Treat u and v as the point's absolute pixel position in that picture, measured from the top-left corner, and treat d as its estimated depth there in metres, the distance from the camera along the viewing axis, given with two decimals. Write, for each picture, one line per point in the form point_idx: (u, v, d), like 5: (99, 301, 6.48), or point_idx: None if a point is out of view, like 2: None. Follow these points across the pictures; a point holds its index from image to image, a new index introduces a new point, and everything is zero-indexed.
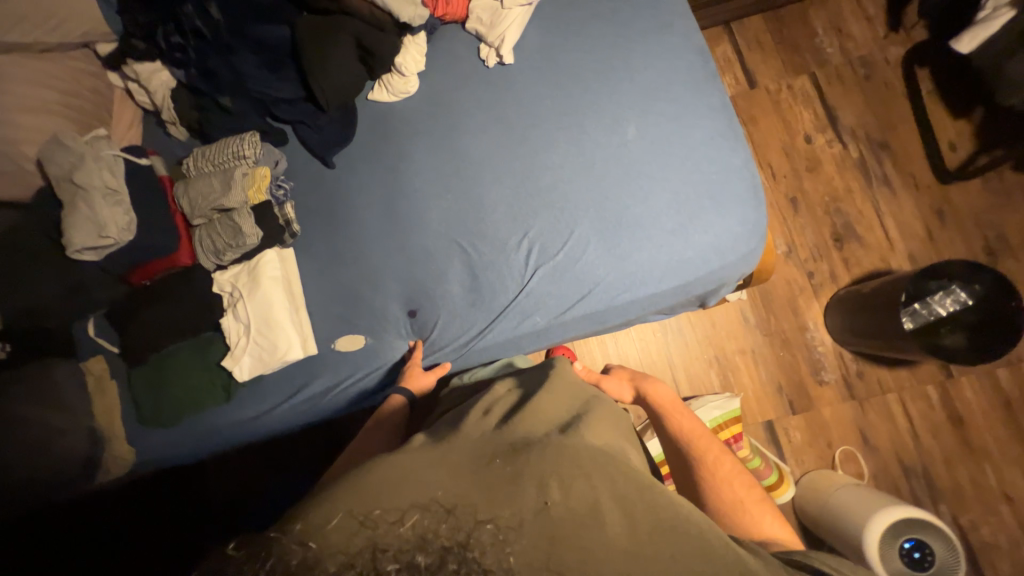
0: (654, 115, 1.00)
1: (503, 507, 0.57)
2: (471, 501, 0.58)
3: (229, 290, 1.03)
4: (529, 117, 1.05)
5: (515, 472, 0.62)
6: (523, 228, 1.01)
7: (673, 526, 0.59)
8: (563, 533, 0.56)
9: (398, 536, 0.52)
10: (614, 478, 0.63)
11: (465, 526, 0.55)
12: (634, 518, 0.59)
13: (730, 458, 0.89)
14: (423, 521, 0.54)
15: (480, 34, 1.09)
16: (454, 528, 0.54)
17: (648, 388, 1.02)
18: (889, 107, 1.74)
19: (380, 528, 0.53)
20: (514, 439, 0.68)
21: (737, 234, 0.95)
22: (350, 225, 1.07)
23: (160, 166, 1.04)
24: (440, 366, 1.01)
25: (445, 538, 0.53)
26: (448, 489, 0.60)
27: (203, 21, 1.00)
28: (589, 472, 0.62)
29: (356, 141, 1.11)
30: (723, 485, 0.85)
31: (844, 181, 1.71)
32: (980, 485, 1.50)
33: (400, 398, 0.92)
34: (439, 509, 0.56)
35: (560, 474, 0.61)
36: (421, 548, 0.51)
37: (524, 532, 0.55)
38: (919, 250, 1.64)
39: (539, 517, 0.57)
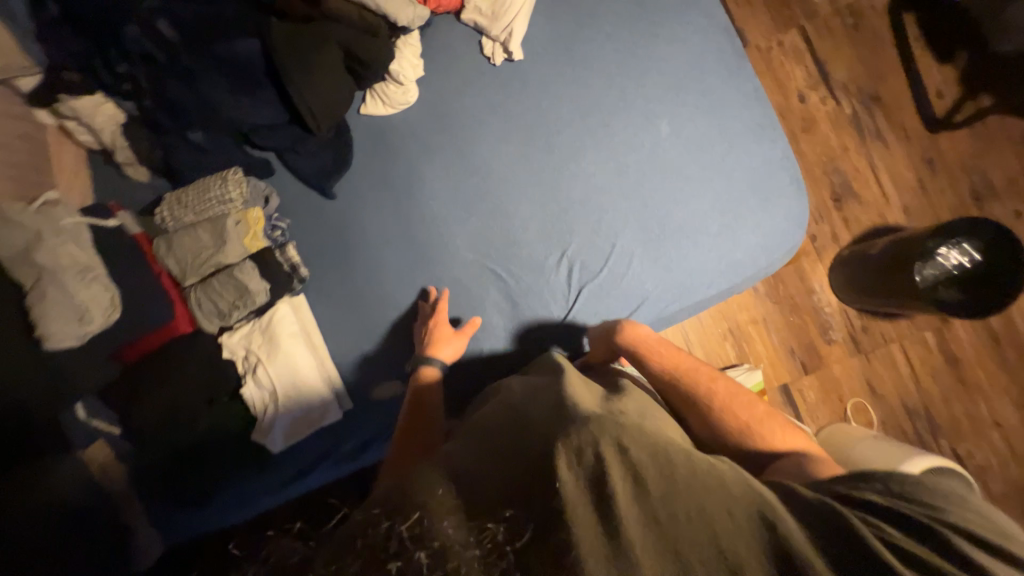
0: (687, 109, 0.93)
1: (510, 508, 0.53)
2: (478, 501, 0.55)
3: (242, 354, 0.91)
4: (548, 121, 0.96)
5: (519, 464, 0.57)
6: (560, 246, 0.94)
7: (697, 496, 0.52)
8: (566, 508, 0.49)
9: (398, 534, 0.49)
10: (618, 442, 0.53)
11: (471, 521, 0.52)
12: (647, 496, 0.51)
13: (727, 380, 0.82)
14: (423, 520, 0.51)
15: (480, 27, 0.97)
16: (459, 524, 0.51)
17: (627, 333, 0.86)
18: (878, 57, 1.71)
19: (377, 526, 0.51)
20: (528, 434, 0.62)
21: (784, 230, 0.91)
22: (368, 263, 0.97)
23: (131, 223, 0.90)
24: (472, 322, 0.92)
25: (439, 541, 0.48)
26: (455, 488, 0.56)
27: (154, 42, 0.81)
28: (596, 444, 0.53)
29: (356, 165, 0.98)
30: (731, 415, 0.78)
31: (839, 139, 1.70)
32: (973, 416, 1.64)
33: (428, 374, 0.86)
34: (437, 506, 0.54)
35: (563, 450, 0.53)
36: (421, 545, 0.48)
37: (534, 521, 0.51)
38: (913, 203, 1.67)
39: (542, 501, 0.52)
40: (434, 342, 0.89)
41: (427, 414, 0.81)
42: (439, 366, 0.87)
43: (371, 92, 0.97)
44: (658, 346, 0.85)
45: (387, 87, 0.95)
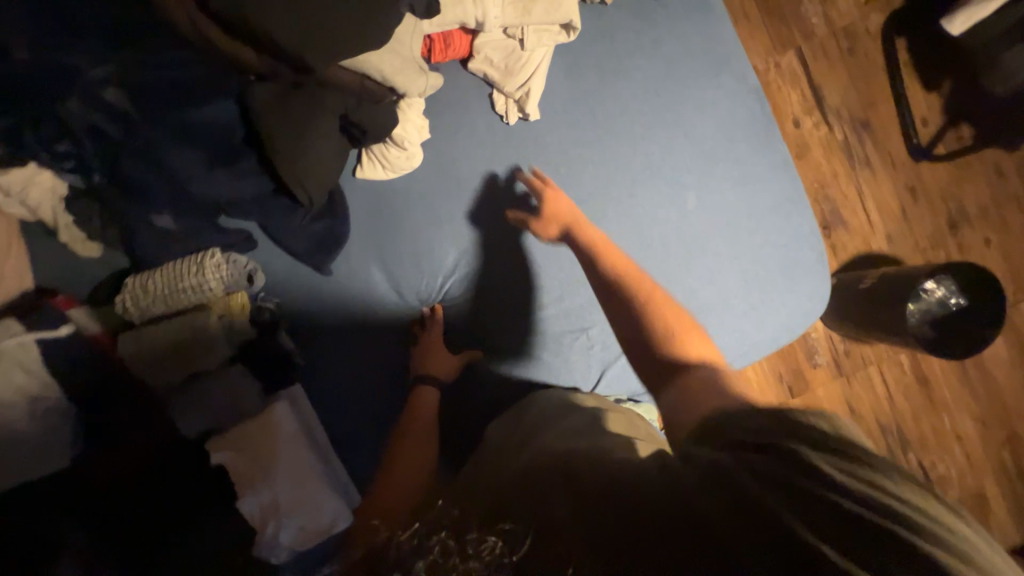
0: (715, 179, 0.88)
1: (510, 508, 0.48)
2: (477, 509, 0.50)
3: (230, 464, 0.78)
4: (569, 188, 0.88)
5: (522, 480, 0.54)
6: (578, 324, 0.93)
7: (653, 476, 0.49)
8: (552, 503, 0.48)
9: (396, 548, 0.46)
10: (617, 463, 0.53)
11: (466, 531, 0.46)
12: (634, 483, 0.48)
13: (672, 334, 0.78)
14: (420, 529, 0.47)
15: (491, 80, 0.86)
16: (456, 532, 0.46)
17: (581, 233, 0.82)
18: (869, 82, 1.71)
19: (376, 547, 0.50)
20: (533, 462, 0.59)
21: (808, 307, 0.90)
22: (373, 343, 0.90)
23: (85, 320, 0.76)
24: (469, 352, 0.90)
25: (438, 546, 0.43)
26: (456, 509, 0.52)
27: (105, 115, 0.66)
28: (586, 463, 0.54)
29: (355, 236, 0.88)
30: (655, 321, 0.74)
31: (830, 165, 1.70)
32: (939, 430, 1.75)
33: (430, 386, 0.86)
34: (432, 522, 0.49)
35: (530, 466, 0.56)
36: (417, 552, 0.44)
37: (532, 527, 0.45)
38: (896, 230, 1.71)
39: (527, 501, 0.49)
40: (426, 353, 0.88)
41: (418, 454, 0.81)
42: (439, 376, 0.86)
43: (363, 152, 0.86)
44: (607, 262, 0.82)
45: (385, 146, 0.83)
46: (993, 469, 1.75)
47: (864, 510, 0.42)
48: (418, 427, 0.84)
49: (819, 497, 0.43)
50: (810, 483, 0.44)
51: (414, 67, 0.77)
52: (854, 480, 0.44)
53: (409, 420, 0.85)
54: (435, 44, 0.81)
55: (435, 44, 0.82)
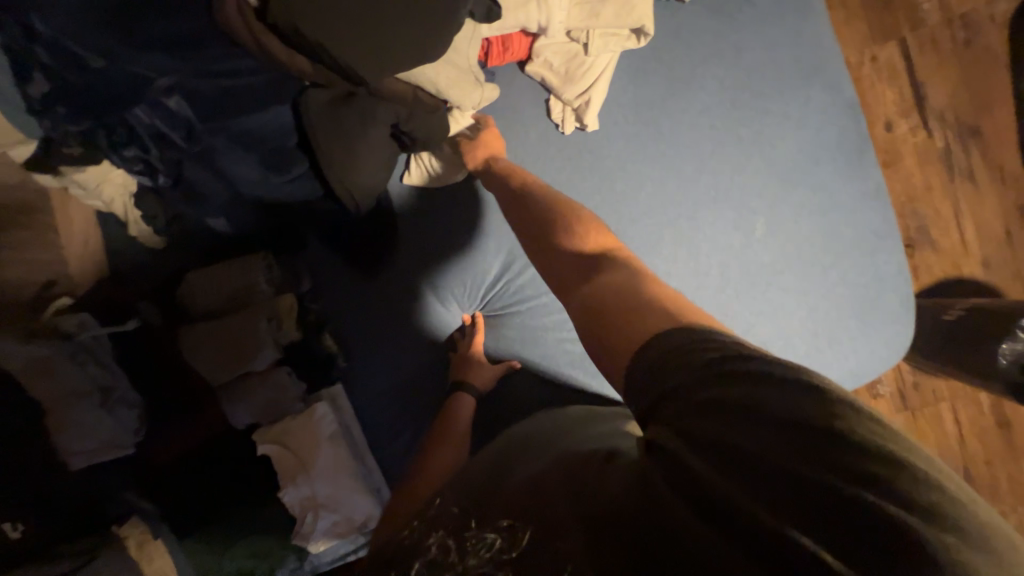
0: (790, 205, 0.80)
1: (498, 506, 0.49)
2: (475, 503, 0.51)
3: (275, 459, 0.83)
4: (623, 206, 0.81)
5: (512, 476, 0.52)
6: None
7: (630, 462, 0.46)
8: (544, 496, 0.47)
9: (412, 543, 0.53)
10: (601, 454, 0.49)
11: (468, 527, 0.49)
12: (608, 484, 0.44)
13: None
14: (433, 530, 0.52)
15: (549, 86, 0.80)
16: (459, 535, 0.49)
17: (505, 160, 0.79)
18: (986, 81, 1.48)
19: (402, 543, 0.55)
20: (528, 456, 0.55)
21: (882, 354, 0.81)
22: (409, 350, 0.88)
23: (154, 316, 0.83)
24: (507, 365, 0.88)
25: (437, 546, 0.49)
26: (458, 502, 0.53)
27: (166, 122, 0.67)
28: (573, 460, 0.50)
29: (398, 243, 0.86)
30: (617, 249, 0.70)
31: (924, 176, 1.51)
32: (1016, 481, 1.58)
33: (470, 398, 0.84)
34: (443, 519, 0.53)
35: (527, 459, 0.55)
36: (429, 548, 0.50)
37: (527, 523, 0.45)
38: (996, 255, 1.50)
39: (523, 492, 0.49)
40: (466, 368, 0.86)
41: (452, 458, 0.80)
42: (476, 392, 0.85)
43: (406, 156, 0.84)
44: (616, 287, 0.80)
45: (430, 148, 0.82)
46: None
47: (835, 482, 0.37)
48: (449, 442, 0.83)
49: (777, 469, 0.38)
50: (771, 455, 0.39)
51: (471, 77, 0.73)
52: (813, 439, 0.39)
53: (441, 432, 0.84)
54: (493, 46, 0.76)
55: (493, 48, 0.76)
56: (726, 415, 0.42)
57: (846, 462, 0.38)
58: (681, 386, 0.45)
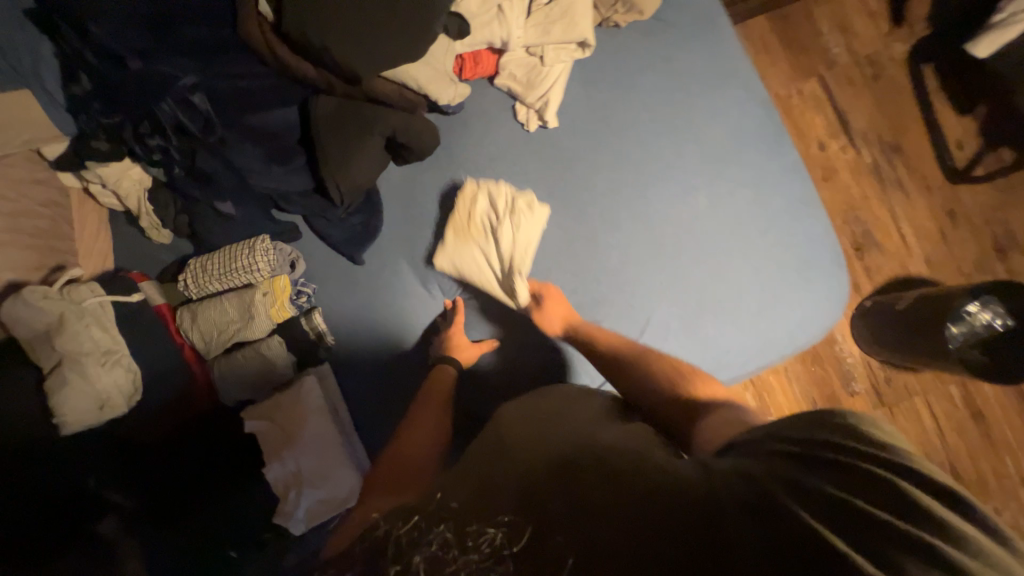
0: (725, 182, 0.92)
1: (505, 506, 0.50)
2: (479, 498, 0.52)
3: (263, 432, 0.85)
4: (583, 190, 0.94)
5: (524, 476, 0.53)
6: (639, 331, 0.91)
7: (678, 483, 0.48)
8: (562, 509, 0.48)
9: (402, 532, 0.50)
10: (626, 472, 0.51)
11: (468, 519, 0.50)
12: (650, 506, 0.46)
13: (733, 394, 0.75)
14: (425, 522, 0.51)
15: (514, 93, 0.94)
16: (458, 526, 0.49)
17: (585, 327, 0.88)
18: (897, 107, 1.71)
19: (382, 532, 0.53)
20: (540, 456, 0.56)
21: (824, 308, 0.90)
22: (396, 328, 0.94)
23: (154, 294, 0.87)
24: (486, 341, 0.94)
25: (437, 541, 0.48)
26: (459, 497, 0.54)
27: (188, 115, 0.78)
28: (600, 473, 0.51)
29: (386, 231, 0.96)
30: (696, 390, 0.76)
31: (859, 188, 1.69)
32: (1001, 475, 1.59)
33: (451, 371, 0.88)
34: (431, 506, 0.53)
35: (543, 454, 0.56)
36: (423, 542, 0.48)
37: (531, 521, 0.48)
38: (936, 253, 1.65)
39: (536, 501, 0.50)
40: (452, 344, 0.91)
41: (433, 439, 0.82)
42: (460, 364, 0.90)
43: (448, 255, 0.92)
44: (604, 334, 0.88)
45: (481, 271, 0.92)
46: None
47: (901, 521, 0.41)
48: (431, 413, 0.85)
49: (843, 501, 0.42)
50: (839, 491, 0.43)
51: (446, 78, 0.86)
52: (887, 487, 0.43)
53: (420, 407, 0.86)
54: (465, 61, 0.91)
55: (466, 63, 0.92)
56: (808, 458, 0.47)
57: (919, 505, 0.42)
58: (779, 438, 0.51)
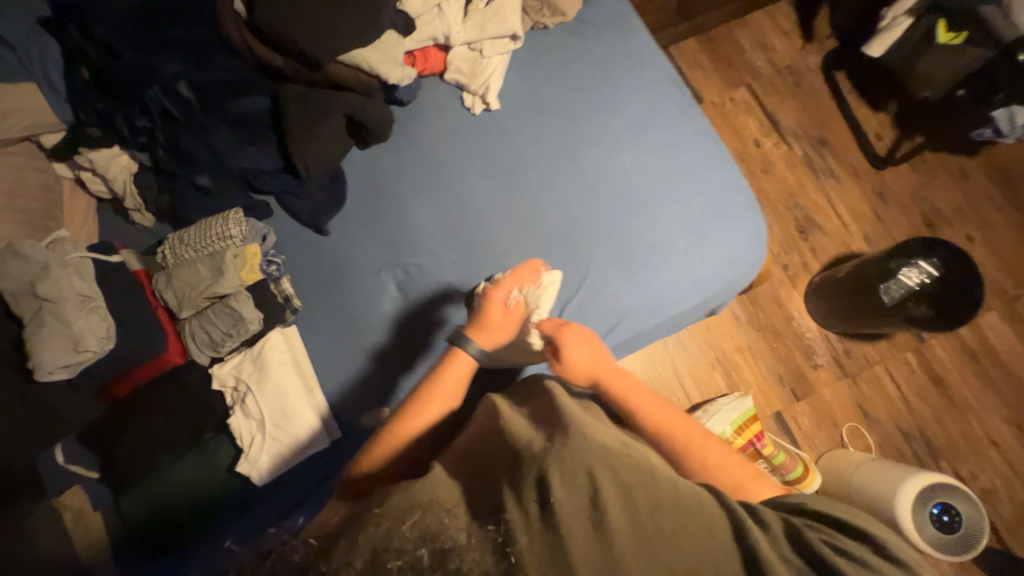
0: (648, 144, 1.05)
1: (511, 512, 0.56)
2: (480, 506, 0.59)
3: (232, 384, 0.93)
4: (525, 158, 1.06)
5: (522, 480, 0.60)
6: (581, 276, 1.00)
7: (687, 515, 0.59)
8: (583, 534, 0.55)
9: (401, 535, 0.51)
10: (626, 491, 0.59)
11: (470, 522, 0.56)
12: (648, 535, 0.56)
13: (708, 436, 0.83)
14: (424, 520, 0.54)
15: (461, 84, 1.09)
16: (456, 522, 0.55)
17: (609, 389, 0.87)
18: (819, 107, 1.92)
19: (374, 528, 0.53)
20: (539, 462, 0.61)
21: (745, 244, 1.01)
22: (359, 288, 1.01)
23: (132, 260, 0.94)
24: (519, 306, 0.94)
25: (442, 541, 0.51)
26: (453, 498, 0.60)
27: (172, 100, 0.92)
28: (620, 493, 0.59)
29: (349, 204, 1.06)
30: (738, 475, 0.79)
31: (796, 177, 1.86)
32: (969, 436, 1.63)
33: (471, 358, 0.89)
34: (441, 512, 0.56)
35: (561, 469, 0.60)
36: (424, 542, 0.50)
37: (534, 532, 0.54)
38: (872, 231, 1.79)
39: (541, 512, 0.56)
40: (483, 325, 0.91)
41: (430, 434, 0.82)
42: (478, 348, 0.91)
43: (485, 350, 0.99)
44: (631, 395, 0.86)
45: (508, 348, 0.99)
46: None
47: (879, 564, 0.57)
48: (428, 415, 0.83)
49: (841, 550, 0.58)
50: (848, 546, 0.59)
51: (395, 60, 0.97)
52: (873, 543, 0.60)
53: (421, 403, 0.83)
54: (416, 58, 1.06)
55: (416, 58, 1.07)
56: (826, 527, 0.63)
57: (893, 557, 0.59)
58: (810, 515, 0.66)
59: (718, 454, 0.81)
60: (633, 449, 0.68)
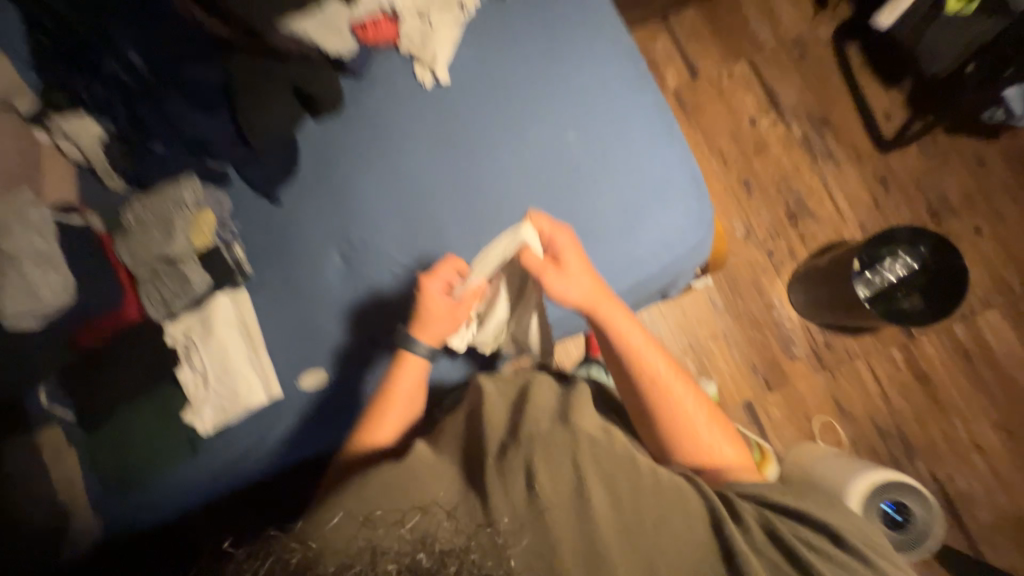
0: (594, 120, 1.03)
1: (499, 512, 0.63)
2: (471, 507, 0.65)
3: (183, 342, 0.99)
4: (471, 135, 1.06)
5: (502, 472, 0.67)
6: None
7: (670, 513, 0.67)
8: (575, 529, 0.64)
9: (399, 538, 0.57)
10: (607, 485, 0.68)
11: (462, 526, 0.61)
12: (630, 526, 0.66)
13: (688, 395, 0.89)
14: (421, 523, 0.61)
15: (413, 56, 1.09)
16: (454, 523, 0.61)
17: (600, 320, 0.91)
18: (825, 84, 1.79)
19: (375, 532, 0.59)
20: (526, 461, 0.68)
21: (684, 227, 1.00)
22: (305, 258, 1.05)
23: (97, 222, 1.03)
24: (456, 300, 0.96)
25: (446, 540, 0.57)
26: (448, 495, 0.67)
27: (127, 71, 1.00)
28: (606, 490, 0.68)
29: (299, 177, 1.08)
30: (709, 440, 0.86)
31: (791, 160, 1.76)
32: (951, 437, 1.56)
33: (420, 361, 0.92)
34: (437, 512, 0.63)
35: (547, 460, 0.68)
36: (420, 548, 0.55)
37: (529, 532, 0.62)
38: (868, 218, 1.69)
39: (529, 511, 0.64)
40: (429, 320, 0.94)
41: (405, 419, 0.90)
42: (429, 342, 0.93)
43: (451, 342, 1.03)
44: (623, 337, 0.91)
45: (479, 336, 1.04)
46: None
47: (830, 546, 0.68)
48: (380, 435, 0.87)
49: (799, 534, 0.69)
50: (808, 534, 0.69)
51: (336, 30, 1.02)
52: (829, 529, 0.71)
53: (375, 419, 0.89)
54: (366, 29, 1.06)
55: (367, 29, 1.06)
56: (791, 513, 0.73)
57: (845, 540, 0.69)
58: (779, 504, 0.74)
59: (694, 417, 0.88)
60: (615, 436, 0.75)
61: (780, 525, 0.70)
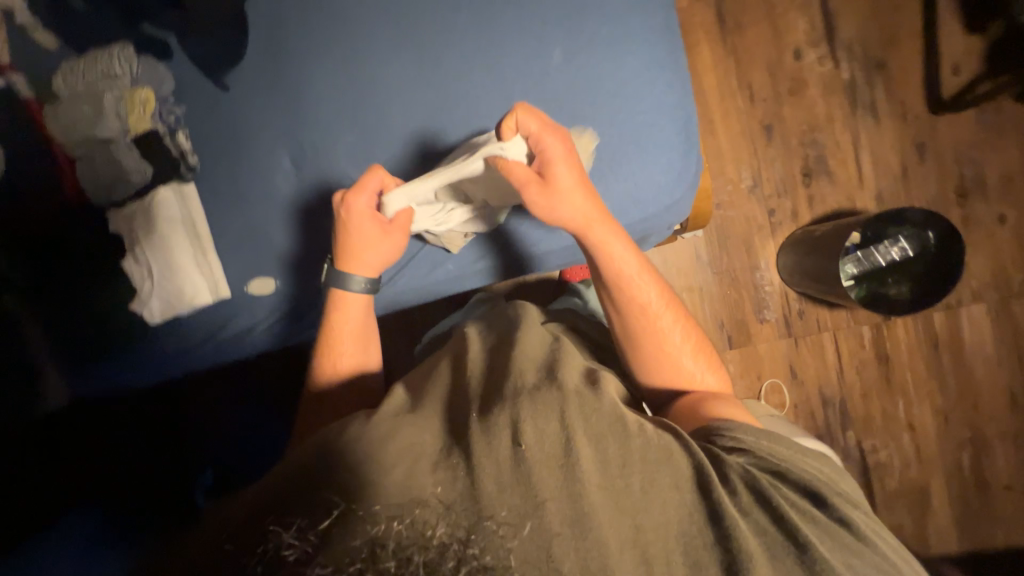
0: (585, 37, 0.89)
1: (501, 502, 0.53)
2: (478, 487, 0.53)
3: (125, 231, 0.95)
4: (444, 36, 0.91)
5: (485, 429, 0.58)
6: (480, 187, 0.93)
7: (657, 476, 0.59)
8: (557, 493, 0.55)
9: (397, 534, 0.47)
10: (588, 441, 0.59)
11: (459, 518, 0.51)
12: (614, 487, 0.58)
13: (671, 322, 0.88)
14: (422, 516, 0.50)
15: None
16: (450, 518, 0.50)
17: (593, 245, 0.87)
18: (896, 17, 1.51)
19: (372, 529, 0.48)
20: (508, 422, 0.59)
21: (660, 183, 0.91)
22: (253, 158, 0.97)
23: (24, 86, 0.93)
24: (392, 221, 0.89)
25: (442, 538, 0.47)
26: (448, 483, 0.55)
27: None
28: (587, 444, 0.59)
29: (246, 60, 0.95)
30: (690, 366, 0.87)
31: (827, 108, 1.54)
32: (889, 415, 1.62)
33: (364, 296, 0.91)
34: (430, 499, 0.52)
35: (535, 418, 0.59)
36: (417, 548, 0.46)
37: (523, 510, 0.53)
38: (889, 188, 1.54)
39: (512, 478, 0.55)
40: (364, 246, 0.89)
41: (359, 344, 0.91)
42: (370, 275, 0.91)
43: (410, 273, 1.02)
44: (617, 266, 0.86)
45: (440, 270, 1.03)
46: (942, 463, 1.61)
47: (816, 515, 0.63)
48: (336, 366, 0.89)
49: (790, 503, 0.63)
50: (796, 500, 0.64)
51: None
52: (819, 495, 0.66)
53: (330, 351, 0.90)
54: None
55: None
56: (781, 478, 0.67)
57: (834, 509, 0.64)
58: (771, 468, 0.68)
59: (679, 344, 0.87)
60: (602, 389, 0.67)
61: (774, 494, 0.63)
